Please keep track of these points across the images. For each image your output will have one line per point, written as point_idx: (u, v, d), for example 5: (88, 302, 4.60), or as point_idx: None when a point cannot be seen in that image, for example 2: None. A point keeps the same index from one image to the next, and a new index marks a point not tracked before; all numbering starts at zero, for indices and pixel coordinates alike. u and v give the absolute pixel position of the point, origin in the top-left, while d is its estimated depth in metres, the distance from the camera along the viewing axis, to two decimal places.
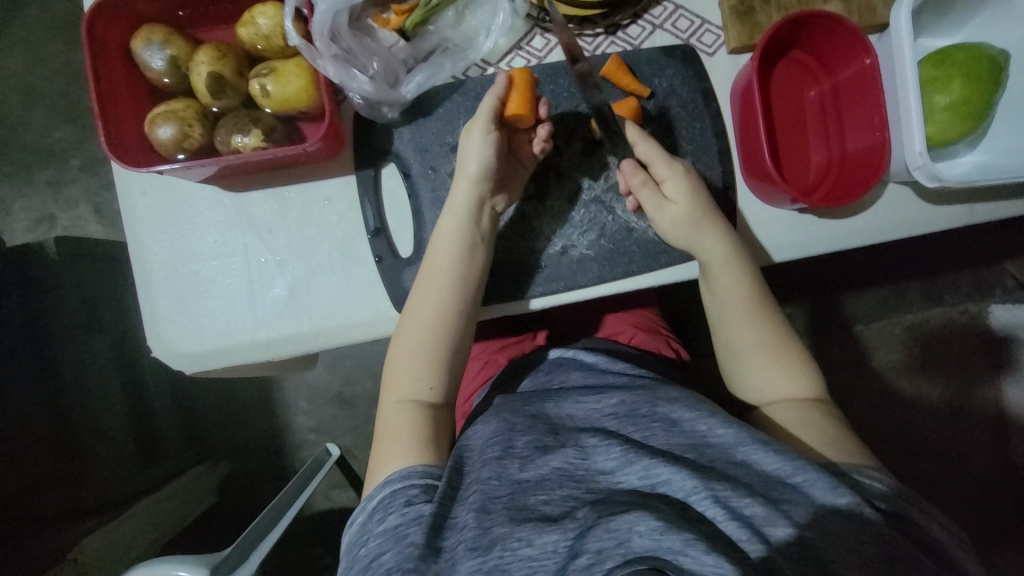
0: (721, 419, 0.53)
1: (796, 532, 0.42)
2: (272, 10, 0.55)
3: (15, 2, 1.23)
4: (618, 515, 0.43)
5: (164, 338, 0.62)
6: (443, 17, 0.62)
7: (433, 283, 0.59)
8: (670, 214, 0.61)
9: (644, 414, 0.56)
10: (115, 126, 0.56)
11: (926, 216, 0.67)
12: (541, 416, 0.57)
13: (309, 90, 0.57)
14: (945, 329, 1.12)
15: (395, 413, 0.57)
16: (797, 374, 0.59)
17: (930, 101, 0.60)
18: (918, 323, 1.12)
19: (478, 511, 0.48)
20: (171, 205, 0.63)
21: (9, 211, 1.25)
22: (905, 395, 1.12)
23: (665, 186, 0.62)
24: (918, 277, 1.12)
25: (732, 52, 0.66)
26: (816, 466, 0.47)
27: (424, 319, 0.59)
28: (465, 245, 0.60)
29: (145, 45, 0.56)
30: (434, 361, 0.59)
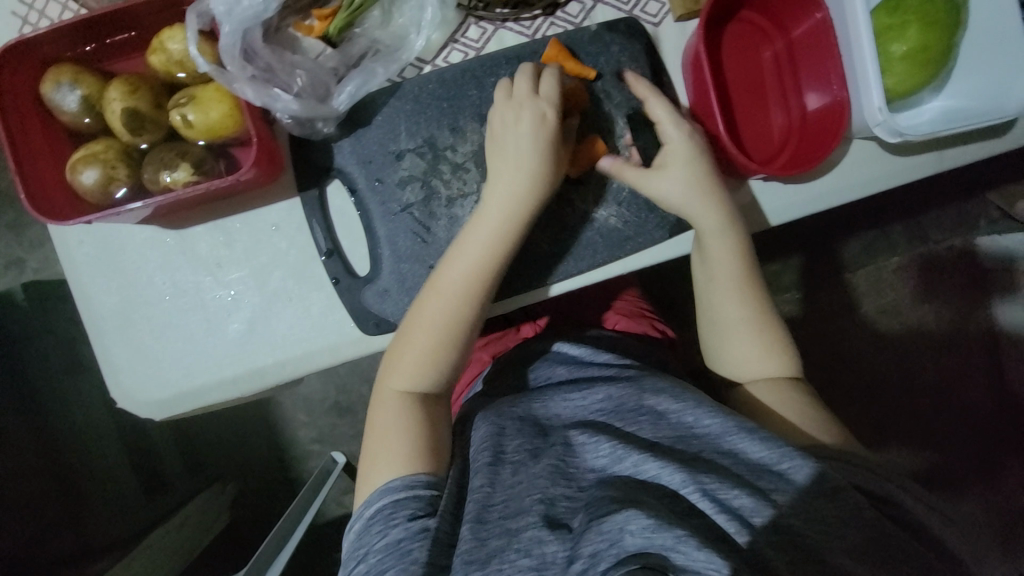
0: (707, 409, 0.51)
1: (781, 518, 0.42)
2: (181, 34, 0.52)
3: None
4: (608, 516, 0.42)
5: (127, 387, 0.61)
6: (369, 19, 0.59)
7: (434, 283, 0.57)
8: (656, 183, 0.59)
9: (631, 408, 0.55)
10: (36, 178, 0.53)
11: (896, 168, 0.64)
12: (530, 418, 0.56)
13: (233, 115, 0.54)
14: (934, 269, 1.11)
15: (392, 408, 0.56)
16: (775, 353, 0.59)
17: (887, 51, 0.57)
18: (906, 265, 1.11)
19: (474, 523, 0.47)
20: (111, 250, 0.60)
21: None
22: (899, 338, 1.12)
23: (666, 153, 0.59)
24: (902, 219, 1.11)
25: (679, 20, 0.62)
26: (801, 451, 0.46)
27: (428, 318, 0.57)
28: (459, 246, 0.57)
29: (53, 87, 0.52)
30: (416, 375, 0.57)
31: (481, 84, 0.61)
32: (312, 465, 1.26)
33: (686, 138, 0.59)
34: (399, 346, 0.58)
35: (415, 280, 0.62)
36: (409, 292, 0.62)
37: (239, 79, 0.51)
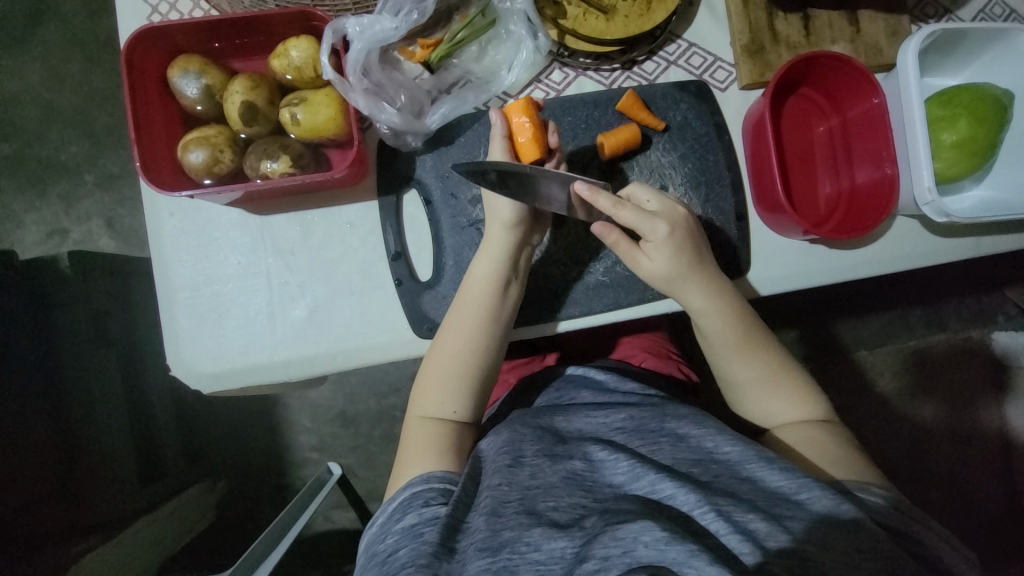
0: (727, 437, 0.53)
1: (797, 545, 0.42)
2: (306, 44, 0.58)
3: (36, 22, 1.27)
4: (624, 524, 0.43)
5: (184, 357, 0.63)
6: (466, 52, 0.65)
7: (463, 311, 0.61)
8: (645, 270, 0.61)
9: (651, 430, 0.56)
10: (149, 152, 0.58)
11: (934, 247, 0.68)
12: (550, 428, 0.57)
13: (338, 119, 0.59)
14: (947, 356, 1.13)
15: (419, 431, 0.58)
16: (800, 397, 0.60)
17: (937, 138, 0.62)
18: (921, 349, 1.13)
19: (488, 515, 0.47)
20: (196, 225, 0.64)
21: (22, 223, 1.26)
22: (911, 421, 1.12)
23: (648, 246, 0.60)
24: (921, 303, 1.13)
25: (744, 88, 0.68)
26: (820, 484, 0.47)
27: (455, 348, 0.60)
28: (499, 281, 0.61)
29: (181, 74, 0.58)
30: (460, 387, 0.60)
31: (558, 121, 0.67)
32: (307, 473, 1.25)
33: (667, 235, 0.59)
34: (426, 376, 0.61)
35: None
36: None
37: (356, 91, 0.57)
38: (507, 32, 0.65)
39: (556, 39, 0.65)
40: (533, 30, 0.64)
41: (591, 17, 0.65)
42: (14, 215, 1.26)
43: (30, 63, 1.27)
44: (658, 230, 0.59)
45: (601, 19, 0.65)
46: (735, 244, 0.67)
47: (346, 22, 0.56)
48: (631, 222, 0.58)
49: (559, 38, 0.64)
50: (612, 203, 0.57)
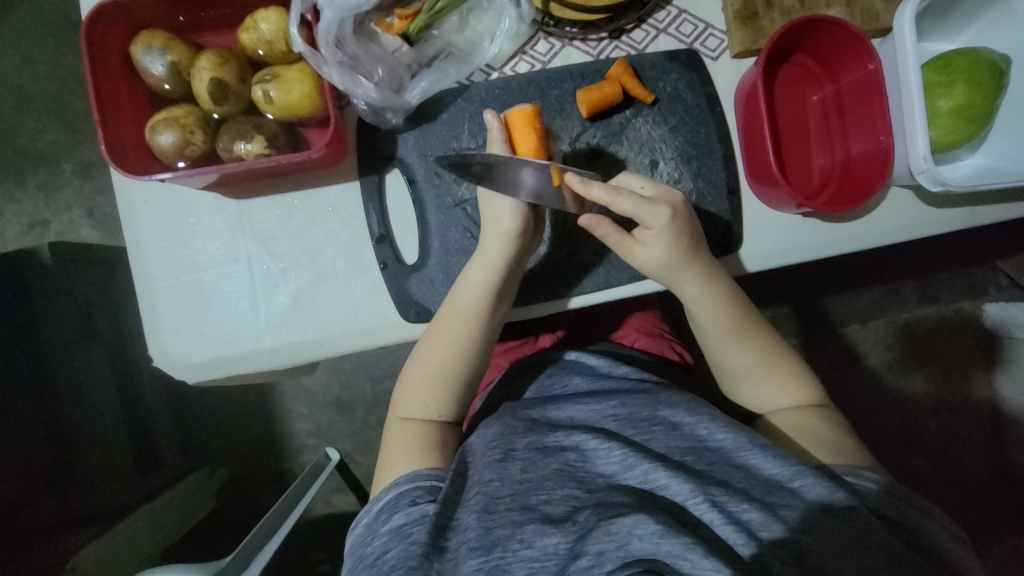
0: (721, 423, 0.52)
1: (791, 534, 0.42)
2: (275, 15, 0.55)
3: (3, 4, 1.21)
4: (618, 518, 0.42)
5: (166, 347, 0.62)
6: (447, 22, 0.62)
7: (452, 316, 0.59)
8: (641, 259, 0.59)
9: (644, 418, 0.55)
10: (116, 134, 0.55)
11: (928, 219, 0.67)
12: (541, 419, 0.57)
13: (313, 95, 0.56)
14: (939, 328, 1.13)
15: (404, 431, 0.58)
16: (792, 383, 0.60)
17: (932, 105, 0.60)
18: (914, 321, 1.13)
19: (479, 511, 0.47)
20: (172, 211, 0.62)
21: (1, 215, 1.23)
22: (904, 392, 1.13)
23: (646, 233, 0.57)
24: (914, 276, 1.13)
25: (736, 57, 0.66)
26: (815, 471, 0.47)
27: (442, 353, 0.59)
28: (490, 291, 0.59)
29: (145, 51, 0.55)
30: (447, 387, 0.59)
31: (543, 95, 0.64)
32: (305, 459, 1.25)
33: (668, 220, 0.56)
34: (411, 378, 0.60)
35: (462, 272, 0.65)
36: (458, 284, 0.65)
37: (330, 62, 0.55)
38: (488, 0, 0.62)
39: (540, 7, 0.62)
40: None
41: None
42: None
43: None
44: (659, 216, 0.56)
45: None
46: (728, 219, 0.66)
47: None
48: (627, 210, 0.55)
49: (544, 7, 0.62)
50: (607, 193, 0.54)
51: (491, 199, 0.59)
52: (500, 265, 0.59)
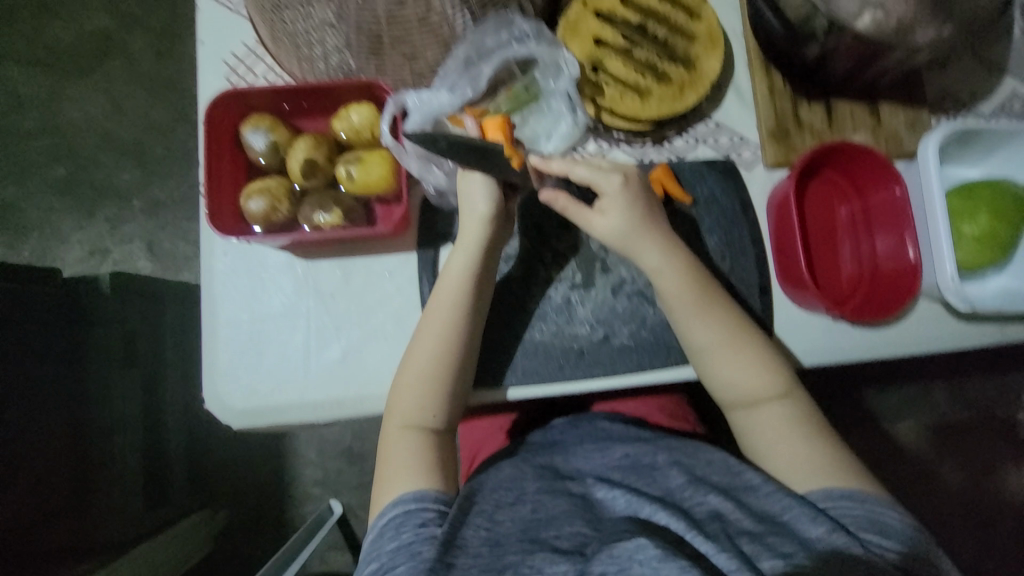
0: (717, 467, 0.57)
1: (786, 562, 0.45)
2: (367, 110, 0.64)
3: (106, 54, 1.35)
4: (619, 543, 0.46)
5: (219, 390, 0.66)
6: (510, 123, 0.69)
7: (436, 315, 0.61)
8: (599, 228, 0.62)
9: (648, 466, 0.59)
10: (216, 198, 0.63)
11: (956, 331, 0.69)
12: (550, 467, 0.60)
13: (389, 177, 0.64)
14: (967, 435, 1.11)
15: (398, 438, 0.59)
16: (752, 365, 0.60)
17: (958, 229, 0.64)
18: (940, 426, 1.10)
19: (490, 543, 0.51)
20: (247, 266, 0.68)
21: (66, 240, 1.33)
22: (926, 500, 1.09)
23: (603, 201, 0.61)
24: (941, 379, 1.11)
25: (769, 168, 0.72)
26: (801, 500, 0.50)
27: (430, 356, 0.61)
28: (475, 284, 0.62)
29: (253, 131, 0.64)
30: (436, 393, 0.60)
31: None
32: (308, 510, 1.23)
33: (621, 186, 0.61)
34: (401, 383, 0.61)
35: (501, 345, 0.68)
36: (496, 354, 0.68)
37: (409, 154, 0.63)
38: (548, 107, 0.69)
39: (592, 114, 0.70)
40: (574, 107, 0.69)
41: (627, 97, 0.70)
42: (60, 231, 1.33)
43: (93, 93, 1.35)
44: (613, 183, 0.61)
45: (636, 101, 0.69)
46: (759, 316, 0.69)
47: (408, 97, 0.62)
48: (584, 178, 0.61)
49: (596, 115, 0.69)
50: (564, 163, 0.61)
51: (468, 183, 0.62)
52: (477, 257, 0.62)
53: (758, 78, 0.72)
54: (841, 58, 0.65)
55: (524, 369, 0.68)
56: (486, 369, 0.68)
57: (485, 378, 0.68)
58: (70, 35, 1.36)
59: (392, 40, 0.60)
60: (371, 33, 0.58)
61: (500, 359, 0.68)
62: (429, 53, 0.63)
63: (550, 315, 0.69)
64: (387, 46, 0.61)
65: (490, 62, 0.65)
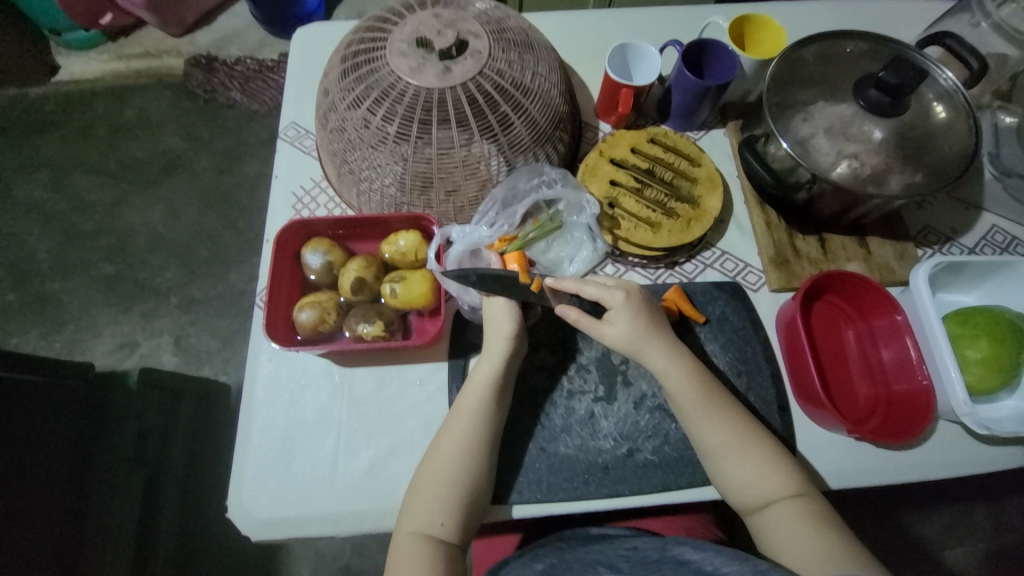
0: (725, 555, 0.49)
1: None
2: (413, 236, 0.73)
3: (171, 169, 1.52)
4: None
5: (244, 499, 0.66)
6: (536, 247, 0.78)
7: (458, 418, 0.64)
8: (609, 336, 0.64)
9: (655, 562, 0.52)
10: (272, 311, 0.70)
11: (983, 455, 0.69)
12: (555, 570, 0.54)
13: (428, 295, 0.71)
14: (1020, 568, 1.02)
15: (408, 546, 0.58)
16: (765, 464, 0.59)
17: (961, 353, 0.68)
18: (987, 557, 1.02)
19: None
20: (288, 373, 0.72)
21: (99, 333, 1.37)
22: None
23: (610, 312, 0.65)
24: (980, 501, 1.05)
25: (775, 291, 0.79)
26: None
27: (449, 457, 0.62)
28: (496, 389, 0.65)
29: (312, 252, 0.72)
30: (452, 500, 0.60)
31: None
32: None
33: (625, 299, 0.65)
34: (417, 486, 0.62)
35: (526, 458, 0.69)
36: (521, 467, 0.69)
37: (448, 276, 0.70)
38: (571, 235, 0.79)
39: (610, 243, 0.79)
40: (594, 238, 0.79)
41: (641, 229, 0.79)
42: (97, 324, 1.38)
43: (153, 201, 1.50)
44: (616, 297, 0.65)
45: (649, 232, 0.79)
46: (781, 434, 0.70)
47: (452, 229, 0.72)
48: (594, 294, 0.65)
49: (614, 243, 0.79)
50: (575, 282, 0.66)
51: (494, 308, 0.68)
52: (500, 361, 0.66)
53: (755, 214, 0.82)
54: (829, 202, 0.75)
55: (549, 485, 0.68)
56: (510, 482, 0.68)
57: (510, 492, 0.68)
58: (144, 151, 1.53)
59: (440, 179, 0.73)
60: (423, 174, 0.73)
61: (525, 472, 0.69)
62: (470, 189, 0.75)
63: (574, 428, 0.71)
64: (435, 183, 0.74)
65: (522, 201, 0.76)
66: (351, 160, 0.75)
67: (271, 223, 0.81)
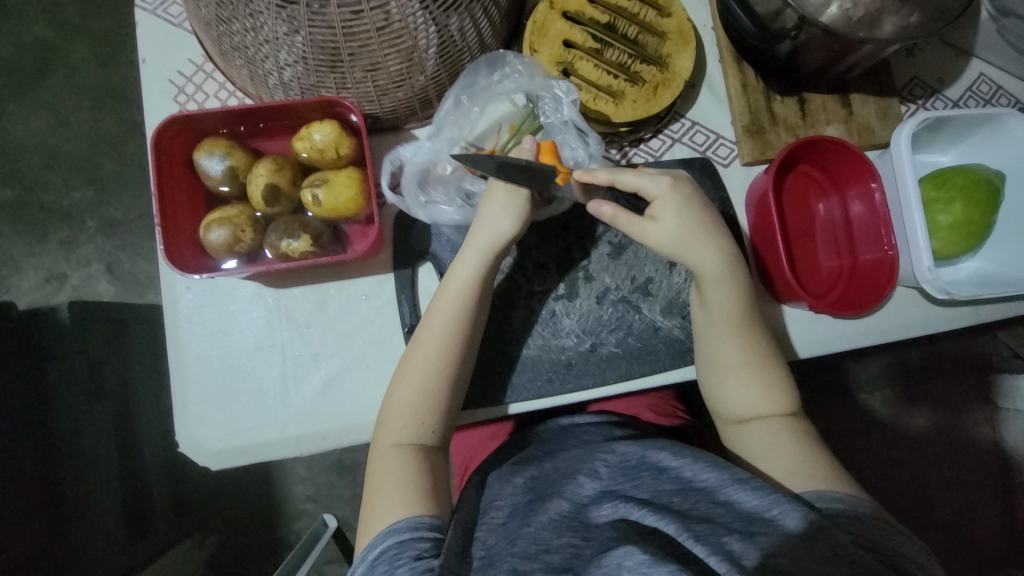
0: (704, 463, 0.50)
1: (769, 560, 0.40)
2: (328, 128, 0.60)
3: (43, 62, 1.14)
4: (609, 552, 0.41)
5: (194, 433, 0.63)
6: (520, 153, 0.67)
7: (428, 332, 0.57)
8: (647, 233, 0.59)
9: (633, 466, 0.52)
10: (173, 234, 0.60)
11: (934, 315, 0.70)
12: (539, 478, 0.55)
13: (357, 200, 0.61)
14: (959, 401, 1.09)
15: (392, 463, 0.54)
16: (775, 388, 0.57)
17: (932, 219, 0.65)
18: (940, 392, 1.10)
19: (483, 568, 0.46)
20: (214, 300, 0.64)
21: (19, 268, 1.12)
22: (922, 465, 1.09)
23: (654, 207, 0.59)
24: (942, 342, 1.10)
25: (746, 164, 0.72)
26: (790, 498, 0.45)
27: (417, 374, 0.57)
28: (477, 292, 0.59)
29: (207, 156, 0.60)
30: (434, 411, 0.56)
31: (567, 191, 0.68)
32: (302, 526, 1.10)
33: (670, 191, 0.59)
34: (394, 402, 0.57)
35: (487, 363, 0.67)
36: (484, 374, 0.67)
37: (410, 188, 0.64)
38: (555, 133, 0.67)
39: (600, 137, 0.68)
40: (585, 137, 0.66)
41: (600, 100, 0.68)
42: (12, 258, 1.13)
43: (28, 95, 1.14)
44: (661, 185, 0.59)
45: (610, 103, 0.68)
46: None
47: (401, 151, 0.65)
48: (632, 185, 0.59)
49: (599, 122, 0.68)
50: (609, 173, 0.58)
51: (495, 204, 0.60)
52: (479, 266, 0.59)
53: (731, 74, 0.71)
54: (815, 52, 0.63)
55: (513, 386, 0.67)
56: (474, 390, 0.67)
57: (474, 399, 0.66)
58: (5, 46, 1.14)
59: (351, 53, 0.56)
60: (328, 45, 0.55)
61: (488, 378, 0.67)
62: (392, 64, 0.58)
63: (536, 328, 0.68)
64: (346, 59, 0.56)
65: (481, 103, 0.66)
66: (230, 24, 0.55)
67: (151, 123, 0.66)
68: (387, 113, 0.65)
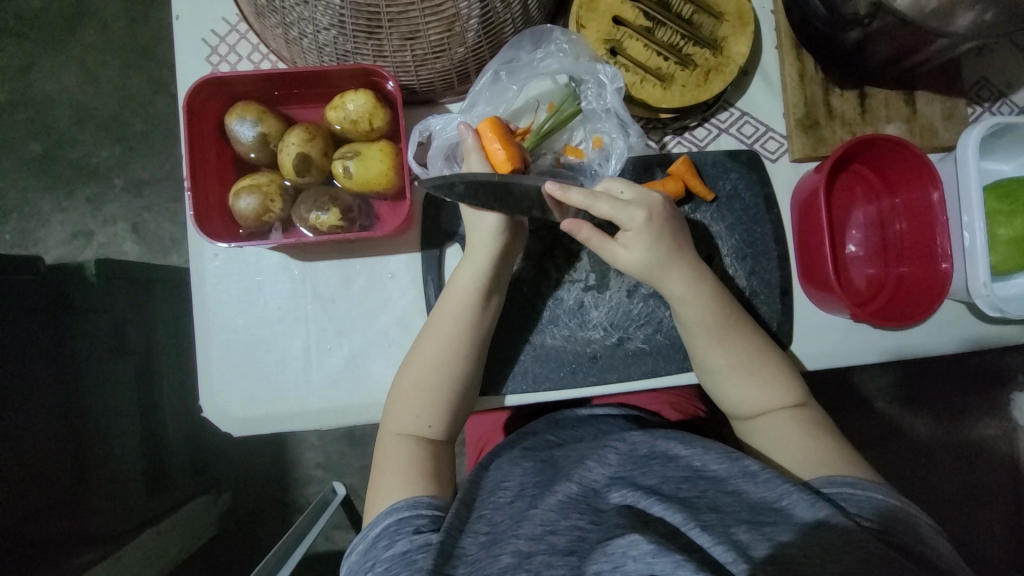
0: (715, 454, 0.47)
1: (778, 551, 0.39)
2: (363, 98, 0.58)
3: (75, 19, 1.13)
4: (613, 539, 0.41)
5: (216, 400, 0.63)
6: (557, 140, 0.65)
7: (447, 314, 0.57)
8: (624, 264, 0.56)
9: (644, 455, 0.49)
10: (202, 199, 0.60)
11: (981, 332, 0.67)
12: (551, 460, 0.53)
13: (389, 174, 0.59)
14: (986, 417, 1.06)
15: (392, 450, 0.53)
16: (773, 379, 0.54)
17: (992, 232, 0.61)
18: (968, 405, 1.06)
19: (487, 544, 0.45)
20: (240, 267, 0.64)
21: (46, 223, 1.13)
22: (942, 478, 1.06)
23: (626, 235, 0.55)
24: (973, 355, 1.06)
25: (795, 161, 0.68)
26: (796, 485, 0.43)
27: (433, 360, 0.56)
28: (479, 295, 0.58)
29: (238, 121, 0.59)
30: (440, 400, 0.55)
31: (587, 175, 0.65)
32: (311, 491, 1.12)
33: (646, 220, 0.54)
34: (400, 390, 0.56)
35: (510, 352, 0.66)
36: (506, 360, 0.66)
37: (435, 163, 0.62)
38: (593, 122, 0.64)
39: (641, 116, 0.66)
40: (625, 127, 0.63)
41: (647, 84, 0.64)
42: (39, 211, 1.13)
43: (59, 50, 1.13)
44: (636, 217, 0.54)
45: (658, 87, 0.64)
46: (779, 319, 0.66)
47: (431, 122, 0.63)
48: (606, 212, 0.53)
49: (645, 114, 0.66)
50: (586, 196, 0.52)
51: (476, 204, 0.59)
52: (489, 261, 0.58)
53: (788, 62, 0.67)
54: (884, 42, 0.59)
55: (535, 376, 0.66)
56: (495, 375, 0.65)
57: (493, 384, 0.65)
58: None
59: (391, 18, 0.52)
60: (367, 9, 0.51)
61: (509, 364, 0.66)
62: (432, 33, 0.55)
63: (563, 318, 0.67)
64: (385, 25, 0.53)
65: (522, 80, 0.63)
66: None
67: (185, 83, 0.65)
68: (423, 86, 0.63)
